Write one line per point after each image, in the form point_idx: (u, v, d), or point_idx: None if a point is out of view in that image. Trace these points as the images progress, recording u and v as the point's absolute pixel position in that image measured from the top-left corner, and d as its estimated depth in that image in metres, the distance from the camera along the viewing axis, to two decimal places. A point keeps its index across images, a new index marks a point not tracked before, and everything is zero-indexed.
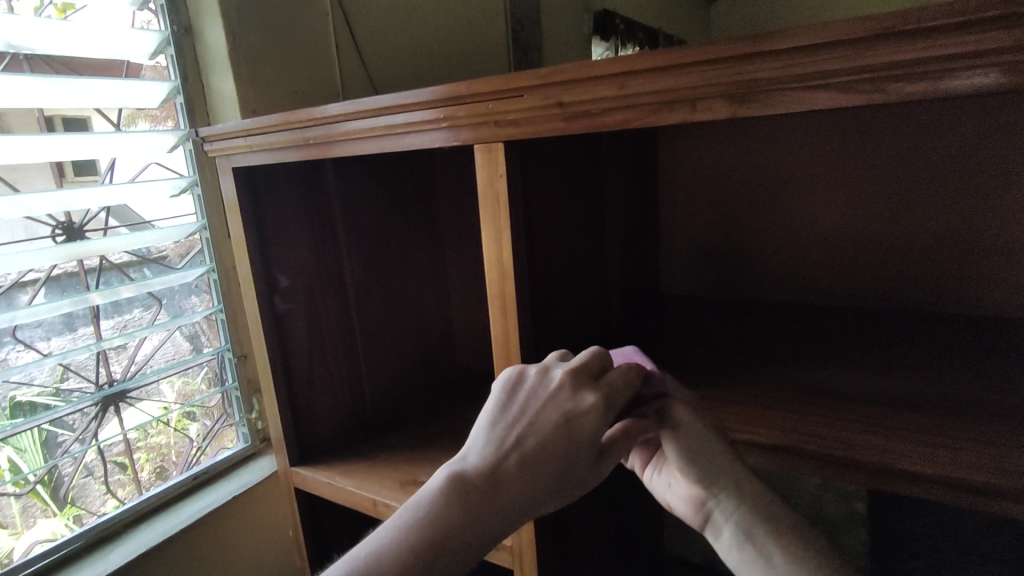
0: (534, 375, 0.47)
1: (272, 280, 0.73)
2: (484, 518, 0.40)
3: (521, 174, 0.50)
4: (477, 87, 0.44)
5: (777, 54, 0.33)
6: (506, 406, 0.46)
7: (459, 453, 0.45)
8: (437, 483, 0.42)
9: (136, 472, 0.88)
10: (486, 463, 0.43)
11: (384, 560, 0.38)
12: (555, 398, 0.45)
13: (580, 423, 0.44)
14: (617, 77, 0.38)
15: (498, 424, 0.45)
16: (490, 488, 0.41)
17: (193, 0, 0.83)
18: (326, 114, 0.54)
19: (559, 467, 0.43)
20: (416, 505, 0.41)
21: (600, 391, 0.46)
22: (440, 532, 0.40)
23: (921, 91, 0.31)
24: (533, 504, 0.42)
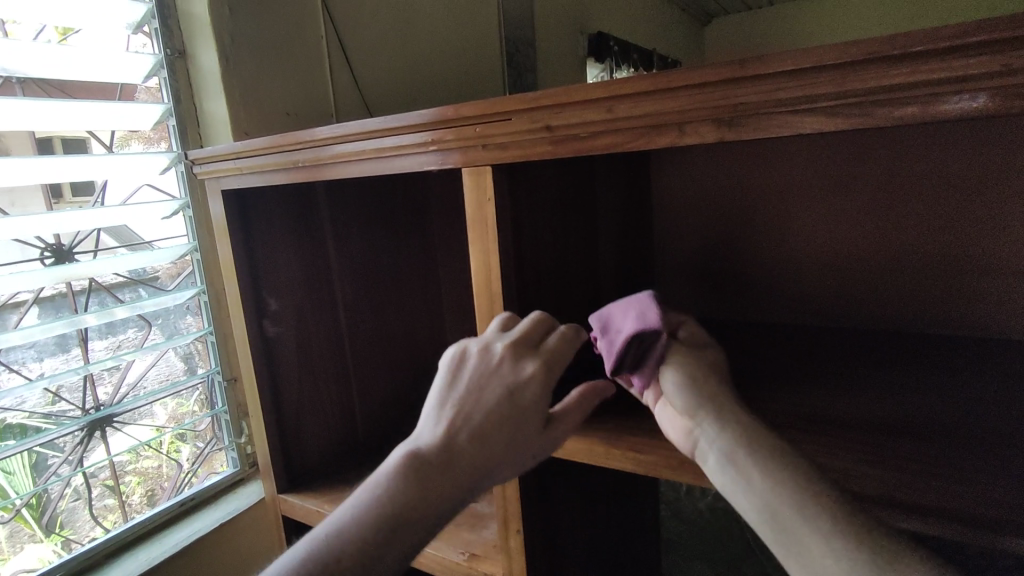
0: (478, 349, 0.47)
1: (262, 302, 0.72)
2: (437, 493, 0.41)
3: (511, 197, 0.50)
4: (464, 110, 0.44)
5: (765, 78, 0.33)
6: (453, 382, 0.46)
7: (413, 433, 0.45)
8: (392, 463, 0.42)
9: (125, 495, 0.87)
10: (438, 440, 0.43)
11: (339, 541, 0.39)
12: (500, 371, 0.46)
13: (525, 394, 0.44)
14: (605, 100, 0.38)
15: (446, 401, 0.45)
16: (442, 465, 0.42)
17: (187, 24, 0.83)
18: (314, 137, 0.54)
19: (508, 438, 0.43)
20: (371, 484, 0.42)
21: (540, 359, 0.46)
22: (395, 510, 0.40)
23: (911, 115, 0.31)
24: (484, 476, 0.42)
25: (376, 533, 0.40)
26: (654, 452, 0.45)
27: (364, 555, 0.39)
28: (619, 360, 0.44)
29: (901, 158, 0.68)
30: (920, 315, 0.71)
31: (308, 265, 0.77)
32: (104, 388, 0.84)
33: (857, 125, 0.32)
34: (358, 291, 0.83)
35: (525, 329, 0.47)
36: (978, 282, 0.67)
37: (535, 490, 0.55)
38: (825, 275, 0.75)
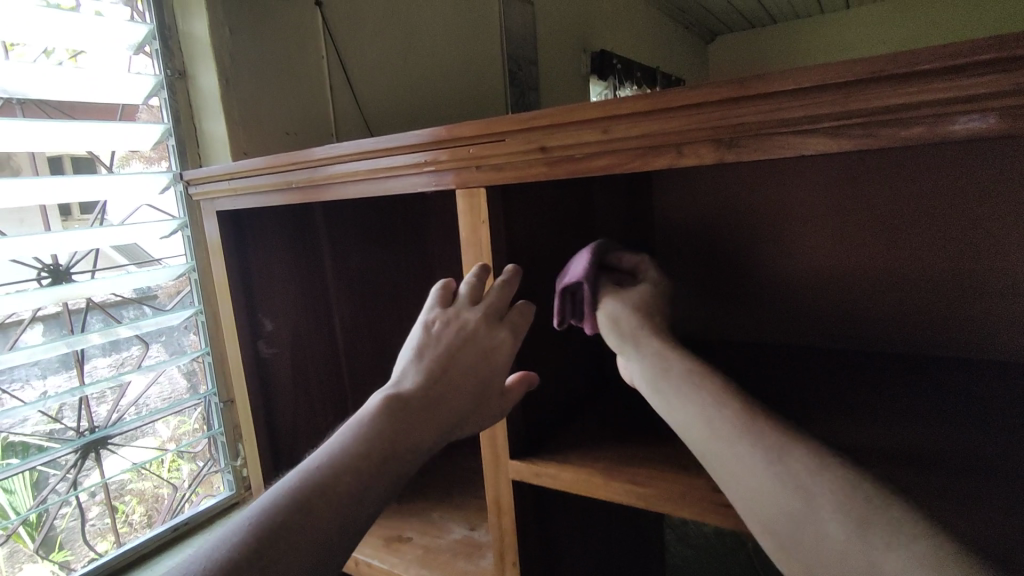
0: (448, 313, 0.47)
1: (257, 325, 0.71)
2: (415, 439, 0.42)
3: (506, 218, 0.49)
4: (456, 132, 0.43)
5: (764, 99, 0.31)
6: (426, 341, 0.46)
7: (388, 381, 0.45)
8: (373, 408, 0.42)
9: (127, 514, 0.86)
10: (419, 392, 0.43)
11: (327, 474, 0.38)
12: (474, 334, 0.46)
13: (496, 357, 0.46)
14: (599, 121, 0.37)
15: (421, 357, 0.45)
16: (420, 415, 0.42)
17: (187, 45, 0.83)
18: (307, 158, 0.53)
19: (477, 397, 0.45)
20: (350, 428, 0.41)
21: (511, 326, 0.47)
22: (378, 451, 0.40)
23: (917, 136, 0.29)
24: (454, 428, 0.44)
25: (360, 471, 0.38)
26: (653, 484, 0.43)
27: (350, 494, 0.37)
28: (561, 312, 0.49)
29: (908, 176, 0.67)
30: (931, 337, 0.69)
31: (305, 285, 0.76)
32: (101, 409, 0.82)
33: (861, 146, 0.31)
34: (356, 311, 0.82)
35: (500, 289, 0.47)
36: (991, 302, 0.65)
37: (533, 520, 0.53)
38: (833, 295, 0.74)
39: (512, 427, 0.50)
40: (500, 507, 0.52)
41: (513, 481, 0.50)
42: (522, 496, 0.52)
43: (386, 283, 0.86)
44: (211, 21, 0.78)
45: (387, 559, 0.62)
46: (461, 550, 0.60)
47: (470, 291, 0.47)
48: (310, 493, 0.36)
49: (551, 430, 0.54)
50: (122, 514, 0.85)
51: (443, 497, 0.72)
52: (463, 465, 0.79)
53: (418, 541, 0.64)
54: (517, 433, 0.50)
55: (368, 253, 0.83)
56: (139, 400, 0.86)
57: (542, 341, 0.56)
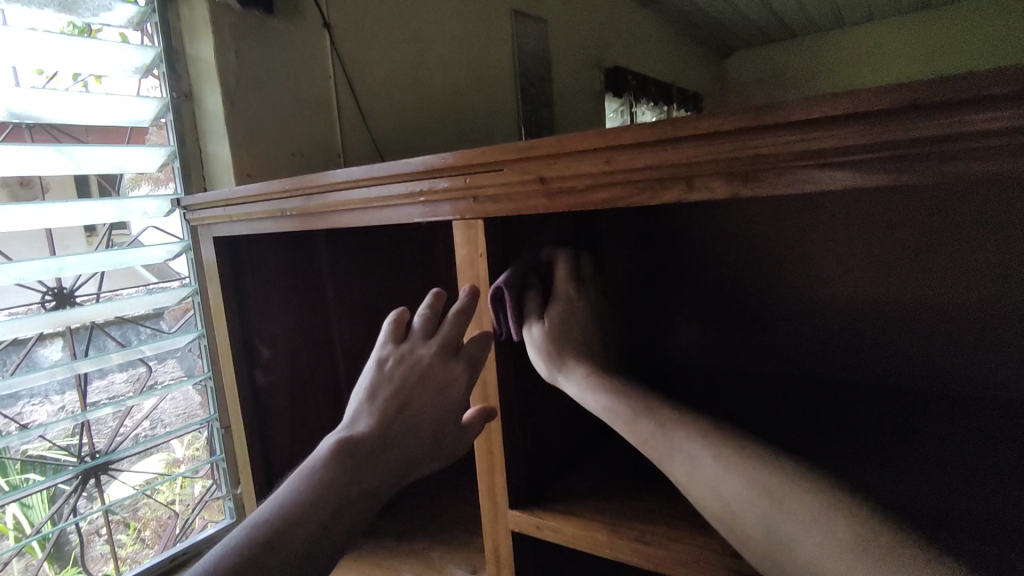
0: (402, 349, 0.45)
1: (254, 352, 0.69)
2: (370, 481, 0.39)
3: (503, 248, 0.46)
4: (451, 161, 0.40)
5: (783, 129, 0.28)
6: (378, 380, 0.43)
7: (345, 421, 0.42)
8: (324, 452, 0.39)
9: (139, 531, 0.87)
10: (374, 431, 0.41)
11: (279, 523, 0.36)
12: (427, 370, 0.43)
13: (451, 394, 0.42)
14: (601, 151, 0.34)
15: (372, 398, 0.42)
16: (371, 460, 0.39)
17: (194, 67, 0.82)
18: (301, 186, 0.51)
19: (435, 435, 0.42)
20: (297, 478, 0.38)
21: (464, 361, 0.43)
22: (328, 502, 0.37)
23: (959, 172, 0.26)
24: (414, 467, 0.41)
25: (310, 524, 0.36)
26: (661, 545, 0.40)
27: (299, 550, 0.35)
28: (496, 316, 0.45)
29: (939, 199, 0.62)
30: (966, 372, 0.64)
31: (304, 312, 0.74)
32: (100, 438, 0.81)
33: (896, 179, 0.27)
34: (358, 338, 0.79)
35: (455, 318, 0.44)
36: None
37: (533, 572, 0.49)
38: (860, 326, 0.69)
39: (510, 473, 0.46)
40: (497, 554, 0.48)
41: (512, 531, 0.47)
42: (519, 546, 0.48)
43: (389, 309, 0.84)
44: (216, 44, 0.78)
45: None
46: None
47: (424, 328, 0.46)
48: (255, 552, 0.34)
49: (554, 475, 0.51)
50: (135, 530, 0.86)
51: (442, 534, 0.69)
52: (466, 499, 0.76)
53: None
54: (515, 479, 0.47)
55: (372, 278, 0.81)
56: (153, 414, 0.87)
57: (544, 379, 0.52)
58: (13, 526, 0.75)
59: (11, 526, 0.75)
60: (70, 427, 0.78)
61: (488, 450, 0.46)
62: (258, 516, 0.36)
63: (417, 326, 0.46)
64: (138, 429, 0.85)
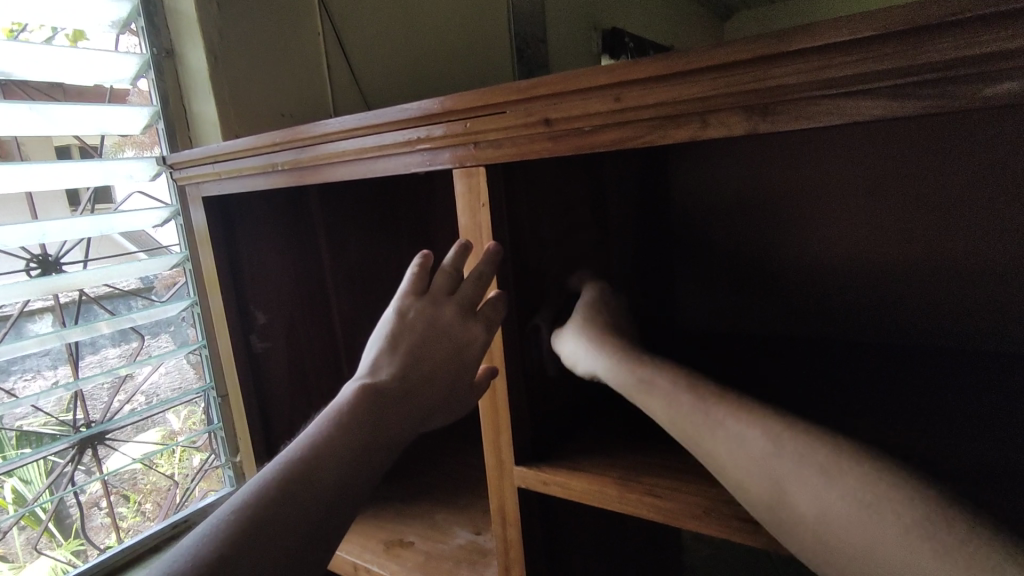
0: (426, 301, 0.43)
1: (249, 317, 0.67)
2: (391, 427, 0.40)
3: (507, 200, 0.44)
4: (450, 105, 0.38)
5: (807, 56, 0.26)
6: (398, 331, 0.43)
7: (364, 367, 0.43)
8: (349, 396, 0.40)
9: (139, 503, 0.86)
10: (394, 379, 0.42)
11: (308, 462, 0.37)
12: (446, 326, 0.42)
13: (467, 354, 0.42)
14: (610, 88, 0.32)
15: (392, 348, 0.43)
16: (391, 410, 0.41)
17: (174, 20, 0.78)
18: (295, 137, 0.49)
19: (451, 385, 0.42)
20: (324, 419, 0.39)
21: (482, 321, 0.42)
22: (353, 444, 0.38)
23: (997, 94, 0.24)
24: (431, 414, 0.43)
25: (337, 466, 0.37)
26: (675, 498, 0.39)
27: (328, 489, 0.36)
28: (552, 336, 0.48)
29: None
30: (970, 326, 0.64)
31: (300, 276, 0.72)
32: (96, 406, 0.80)
33: (929, 105, 0.26)
34: (356, 303, 0.78)
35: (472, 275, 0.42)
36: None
37: (538, 529, 0.49)
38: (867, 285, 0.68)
39: (515, 431, 0.45)
40: (505, 510, 0.48)
41: (518, 488, 0.46)
42: (527, 504, 0.48)
43: (386, 273, 0.82)
44: None
45: (387, 564, 0.58)
46: (464, 559, 0.56)
47: (439, 285, 0.43)
48: (287, 488, 0.35)
49: (560, 433, 0.50)
50: (136, 503, 0.86)
51: (447, 496, 0.69)
52: (467, 463, 0.76)
53: (419, 546, 0.60)
54: (520, 437, 0.46)
55: (368, 242, 0.79)
56: (147, 388, 0.85)
57: (549, 338, 0.51)
58: (12, 500, 0.75)
59: (10, 500, 0.75)
60: (65, 399, 0.77)
61: (493, 418, 0.46)
62: (287, 455, 0.37)
63: (433, 281, 0.44)
64: (131, 404, 0.83)
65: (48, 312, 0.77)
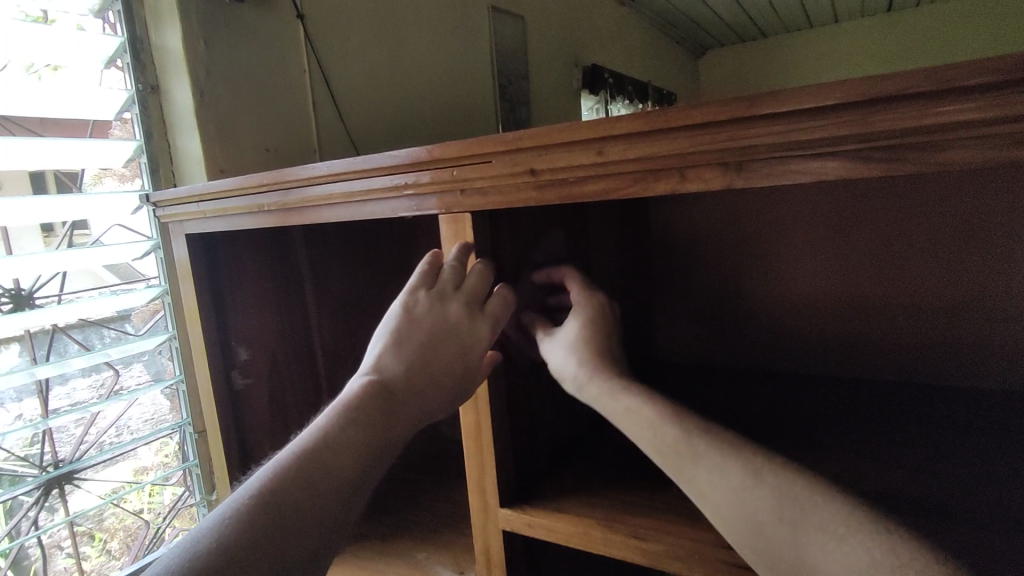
0: (434, 295, 0.43)
1: (231, 354, 0.66)
2: (398, 421, 0.41)
3: (492, 243, 0.45)
4: (439, 153, 0.39)
5: (777, 120, 0.28)
6: (405, 329, 0.43)
7: (370, 360, 0.44)
8: (356, 393, 0.41)
9: (104, 542, 0.82)
10: (400, 376, 0.42)
11: (318, 457, 0.38)
12: (454, 327, 0.42)
13: (473, 353, 0.42)
14: (594, 142, 0.33)
15: (399, 346, 0.43)
16: (398, 406, 0.41)
17: (160, 58, 0.79)
18: (284, 178, 0.49)
19: (459, 385, 0.42)
20: (332, 414, 0.40)
21: (488, 319, 0.42)
22: (362, 440, 0.39)
23: (948, 160, 0.26)
24: (438, 411, 0.42)
25: (347, 458, 0.38)
26: (660, 540, 0.39)
27: (338, 481, 0.37)
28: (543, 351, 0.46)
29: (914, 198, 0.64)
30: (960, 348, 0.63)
31: (283, 311, 0.72)
32: (64, 445, 0.78)
33: (888, 169, 0.27)
34: (339, 338, 0.78)
35: (474, 268, 0.43)
36: (989, 325, 0.64)
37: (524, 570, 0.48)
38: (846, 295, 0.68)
39: (502, 470, 0.45)
40: (489, 557, 0.47)
41: (503, 530, 0.45)
42: (513, 545, 0.47)
43: (370, 307, 0.82)
44: (185, 33, 0.75)
45: None
46: None
47: (445, 281, 0.43)
48: (299, 478, 0.36)
49: (545, 471, 0.50)
50: (101, 542, 0.82)
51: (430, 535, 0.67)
52: (449, 500, 0.75)
53: None
54: (507, 477, 0.45)
55: (351, 277, 0.80)
56: (119, 422, 0.82)
57: (534, 375, 0.51)
58: None
59: None
60: (28, 434, 0.74)
61: (477, 447, 0.45)
62: (297, 446, 0.38)
63: (442, 277, 0.43)
64: (104, 438, 0.81)
65: (17, 342, 0.74)
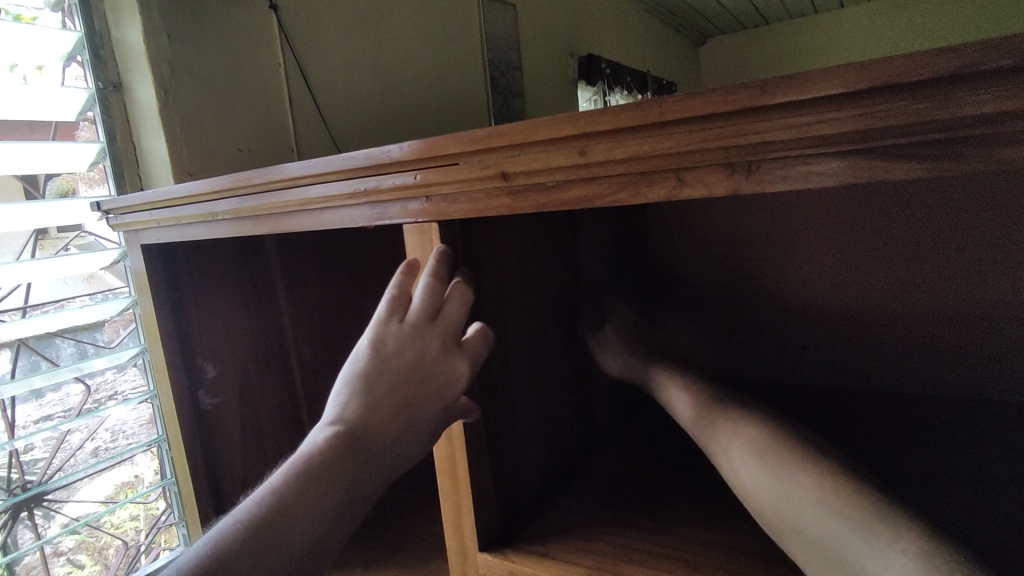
0: (408, 329, 0.37)
1: (196, 372, 0.61)
2: (368, 479, 0.34)
3: (466, 255, 0.40)
4: (402, 155, 0.34)
5: (793, 110, 0.23)
6: (376, 367, 0.36)
7: (330, 405, 0.36)
8: (317, 446, 0.34)
9: (99, 555, 0.78)
10: (370, 424, 0.35)
11: (270, 528, 0.31)
12: (431, 364, 0.36)
13: (451, 394, 0.37)
14: (576, 140, 0.28)
15: (368, 387, 0.36)
16: (369, 461, 0.34)
17: (123, 52, 0.73)
18: (238, 186, 0.44)
19: (433, 427, 0.36)
20: (289, 474, 0.33)
21: (467, 357, 0.37)
22: (326, 504, 0.32)
23: (1007, 158, 0.21)
24: (413, 460, 0.36)
25: (306, 528, 0.31)
26: None
27: (293, 557, 0.31)
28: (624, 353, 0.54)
29: None
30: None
31: (255, 323, 0.67)
32: (35, 465, 0.72)
33: (934, 168, 0.22)
34: (317, 351, 0.73)
35: (451, 299, 0.38)
36: None
37: None
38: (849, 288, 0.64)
39: (481, 511, 0.40)
40: None
41: None
42: None
43: (351, 317, 0.78)
44: (146, 27, 0.69)
45: None
46: None
47: (420, 315, 0.37)
48: (246, 554, 0.30)
49: (529, 504, 0.46)
50: (94, 555, 0.77)
51: (415, 562, 0.63)
52: (436, 522, 0.70)
53: None
54: (487, 517, 0.41)
55: (330, 285, 0.75)
56: (103, 436, 0.77)
57: (518, 399, 0.46)
58: None
59: None
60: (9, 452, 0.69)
61: (454, 492, 0.40)
62: (243, 514, 0.31)
63: (415, 313, 0.37)
64: (84, 454, 0.76)
65: None
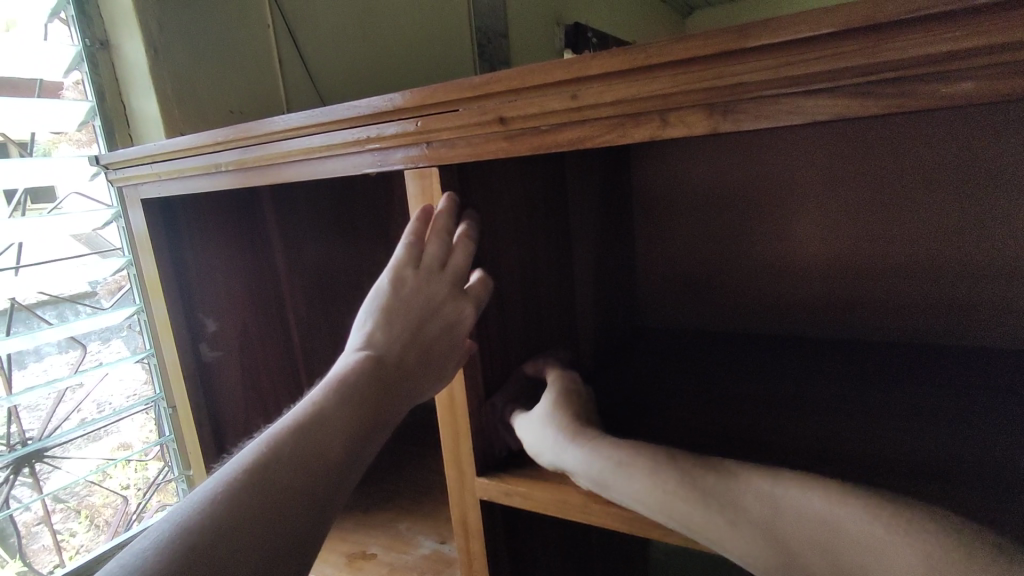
0: (422, 271, 0.40)
1: (197, 326, 0.63)
2: (391, 398, 0.38)
3: (465, 202, 0.42)
4: (402, 102, 0.36)
5: (765, 53, 0.25)
6: (395, 303, 0.39)
7: (354, 338, 0.40)
8: (346, 370, 0.37)
9: (94, 517, 0.79)
10: (389, 353, 0.38)
11: (308, 438, 0.34)
12: (440, 304, 0.39)
13: (459, 332, 0.40)
14: (569, 84, 0.31)
15: (389, 320, 0.39)
16: (395, 384, 0.38)
17: (110, 9, 0.72)
18: (241, 136, 0.45)
19: (442, 361, 0.40)
20: (322, 392, 0.36)
21: (473, 301, 0.40)
22: (356, 419, 0.36)
23: (948, 94, 0.24)
24: (427, 387, 0.39)
25: (341, 439, 0.35)
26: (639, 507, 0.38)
27: (330, 462, 0.34)
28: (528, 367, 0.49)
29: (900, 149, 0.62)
30: (948, 284, 0.61)
31: (253, 279, 0.69)
32: (33, 422, 0.73)
33: (889, 105, 0.25)
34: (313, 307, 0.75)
35: (459, 246, 0.40)
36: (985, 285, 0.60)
37: (504, 540, 0.47)
38: (821, 243, 0.67)
39: (478, 438, 0.43)
40: (467, 527, 0.46)
41: (482, 500, 0.44)
42: (493, 516, 0.46)
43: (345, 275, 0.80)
44: None
45: None
46: (428, 569, 0.55)
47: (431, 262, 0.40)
48: (292, 454, 0.33)
49: None
50: (88, 518, 0.79)
51: (413, 504, 0.66)
52: (432, 469, 0.73)
53: (382, 558, 0.58)
54: (484, 445, 0.44)
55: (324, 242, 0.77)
56: (103, 394, 0.79)
57: (512, 342, 0.49)
58: None
59: None
60: (10, 410, 0.70)
61: (451, 420, 0.44)
62: (286, 424, 0.35)
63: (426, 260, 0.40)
64: (82, 411, 0.77)
65: None
